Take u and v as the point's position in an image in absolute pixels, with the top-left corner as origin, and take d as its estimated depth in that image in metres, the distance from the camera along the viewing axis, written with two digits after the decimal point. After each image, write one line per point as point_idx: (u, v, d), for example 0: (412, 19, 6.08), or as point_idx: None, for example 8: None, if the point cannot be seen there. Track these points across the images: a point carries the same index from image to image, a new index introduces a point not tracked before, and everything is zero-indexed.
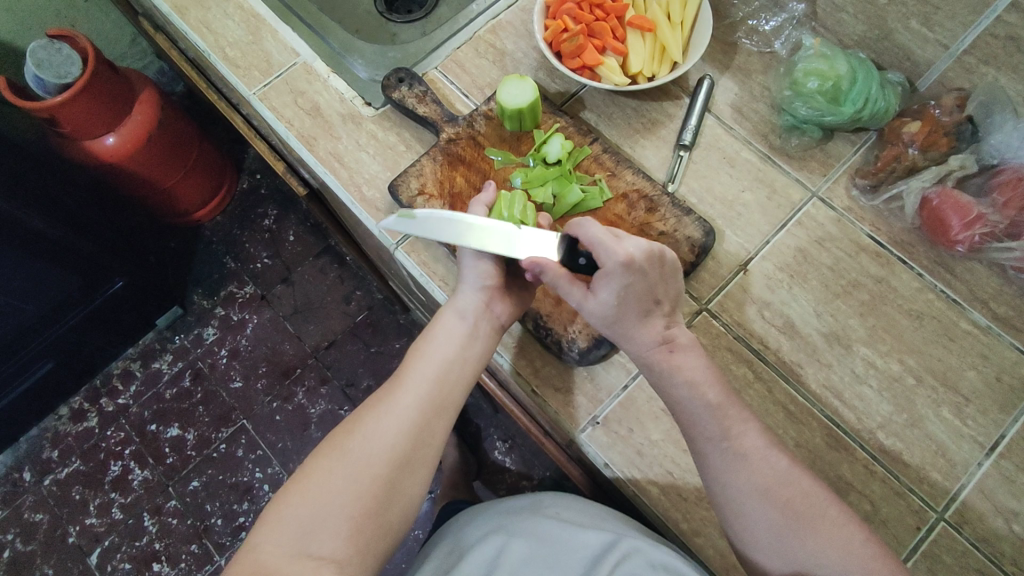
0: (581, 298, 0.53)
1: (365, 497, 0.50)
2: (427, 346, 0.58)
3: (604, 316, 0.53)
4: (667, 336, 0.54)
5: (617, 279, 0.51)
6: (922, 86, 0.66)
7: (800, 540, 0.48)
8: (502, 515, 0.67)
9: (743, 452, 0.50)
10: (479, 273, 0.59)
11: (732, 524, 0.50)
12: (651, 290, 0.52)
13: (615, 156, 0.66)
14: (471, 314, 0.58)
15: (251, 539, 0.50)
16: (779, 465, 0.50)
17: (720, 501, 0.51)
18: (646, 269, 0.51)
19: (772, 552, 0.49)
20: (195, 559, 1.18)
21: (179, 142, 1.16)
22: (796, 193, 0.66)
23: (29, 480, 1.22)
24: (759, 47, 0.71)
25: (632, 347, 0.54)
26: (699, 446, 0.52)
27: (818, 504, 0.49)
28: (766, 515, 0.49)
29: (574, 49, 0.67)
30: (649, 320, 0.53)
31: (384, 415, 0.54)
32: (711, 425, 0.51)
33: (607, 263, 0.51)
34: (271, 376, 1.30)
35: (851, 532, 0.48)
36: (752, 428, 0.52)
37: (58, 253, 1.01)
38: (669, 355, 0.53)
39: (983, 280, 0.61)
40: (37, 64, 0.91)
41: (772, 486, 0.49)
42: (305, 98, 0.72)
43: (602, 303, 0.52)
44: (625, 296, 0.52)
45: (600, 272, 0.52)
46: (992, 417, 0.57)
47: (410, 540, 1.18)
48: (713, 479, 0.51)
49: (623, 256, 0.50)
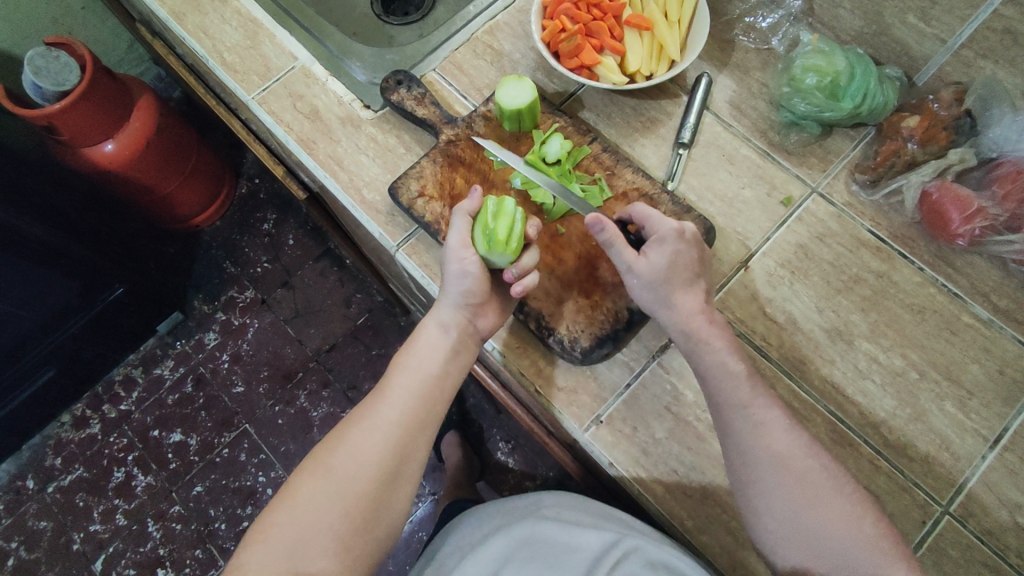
0: (633, 260, 0.55)
1: (352, 513, 0.50)
2: (409, 359, 0.57)
3: (653, 278, 0.54)
4: (704, 310, 0.55)
5: (671, 242, 0.54)
6: (920, 81, 0.66)
7: (813, 514, 0.48)
8: (500, 514, 0.67)
9: (766, 422, 0.51)
10: (461, 287, 0.58)
11: (745, 495, 0.50)
12: (694, 265, 0.56)
13: (615, 154, 0.66)
14: (454, 328, 0.58)
15: (238, 559, 0.49)
16: (799, 439, 0.50)
17: (737, 469, 0.51)
18: (693, 244, 0.55)
19: (785, 526, 0.48)
20: (199, 564, 1.18)
21: (178, 148, 1.16)
22: (796, 189, 0.66)
23: (32, 488, 1.22)
24: (756, 45, 0.71)
25: (673, 313, 0.55)
26: (722, 411, 0.52)
27: (834, 483, 0.49)
28: (782, 485, 0.49)
29: (572, 49, 0.67)
30: (691, 292, 0.55)
31: (368, 431, 0.53)
32: (737, 392, 0.52)
33: (661, 229, 0.55)
34: (272, 379, 1.30)
35: (863, 513, 0.48)
36: (775, 405, 0.52)
37: (57, 259, 1.00)
38: (707, 325, 0.55)
39: (984, 274, 0.61)
40: (34, 71, 0.91)
41: (791, 456, 0.49)
42: (303, 101, 0.72)
43: (652, 266, 0.54)
44: (674, 263, 0.55)
45: (652, 239, 0.55)
46: (995, 410, 0.57)
47: (414, 542, 1.18)
48: (735, 444, 0.51)
49: (676, 225, 0.55)
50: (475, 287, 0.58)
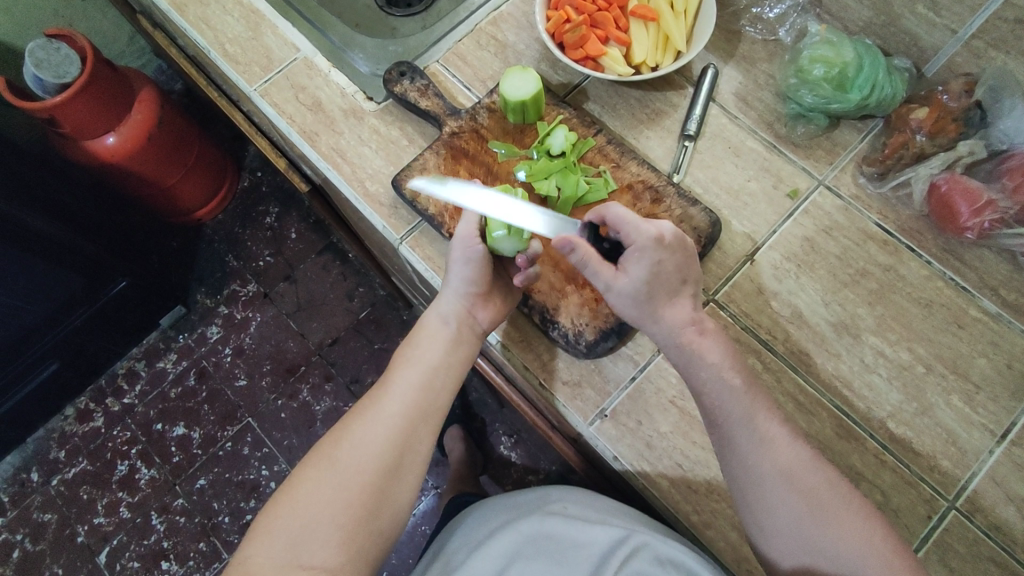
0: (611, 279, 0.53)
1: (355, 505, 0.50)
2: (412, 352, 0.58)
3: (636, 295, 0.53)
4: (693, 318, 0.54)
5: (650, 253, 0.52)
6: (929, 71, 0.65)
7: (823, 527, 0.47)
8: (505, 512, 0.66)
9: (768, 437, 0.50)
10: (461, 278, 0.58)
11: (752, 511, 0.50)
12: (677, 270, 0.54)
13: (620, 147, 0.65)
14: (454, 319, 0.59)
15: (243, 551, 0.49)
16: (802, 452, 0.50)
17: (742, 486, 0.50)
18: (675, 248, 0.53)
19: (794, 539, 0.48)
20: (203, 557, 1.18)
21: (180, 140, 1.15)
22: (802, 182, 0.66)
23: (37, 481, 1.23)
24: (763, 35, 0.71)
25: (660, 327, 0.54)
26: (721, 428, 0.51)
27: (841, 495, 0.48)
28: (789, 499, 0.48)
29: (577, 40, 0.66)
30: (677, 300, 0.54)
31: (370, 423, 0.53)
32: (736, 406, 0.51)
33: (638, 239, 0.52)
34: (275, 373, 1.30)
35: (873, 524, 0.47)
36: (774, 417, 0.51)
37: (59, 252, 1.00)
38: (698, 335, 0.54)
39: (993, 267, 0.60)
40: (35, 63, 0.91)
41: (796, 470, 0.49)
42: (306, 93, 0.72)
43: (633, 281, 0.53)
44: (656, 274, 0.53)
45: (630, 250, 0.53)
46: (1003, 404, 0.57)
47: (416, 535, 1.18)
48: (738, 460, 0.50)
49: (654, 233, 0.52)
50: (475, 277, 0.58)
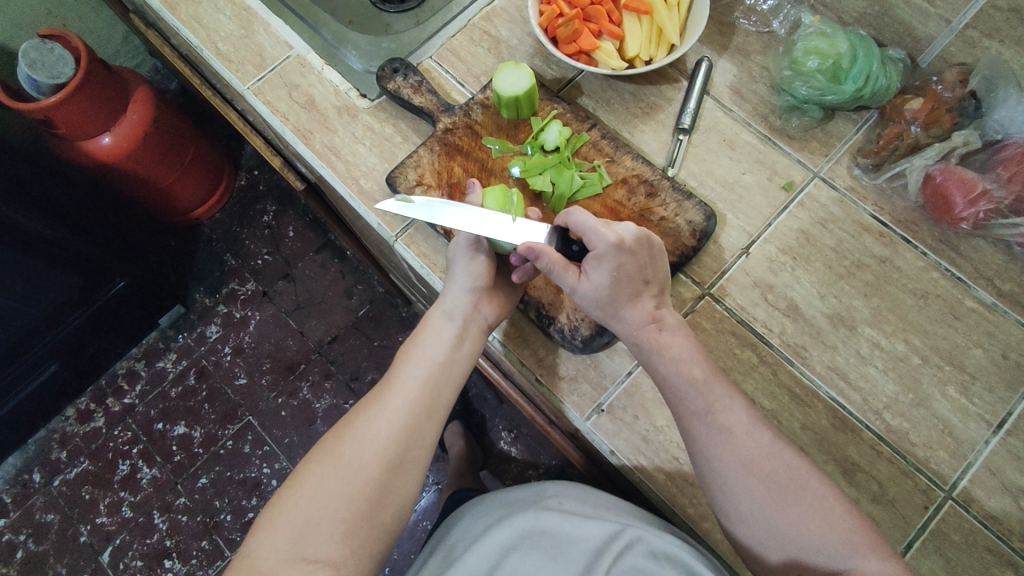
0: (575, 283, 0.53)
1: (358, 499, 0.50)
2: (416, 348, 0.58)
3: (597, 298, 0.53)
4: (655, 316, 0.54)
5: (609, 259, 0.51)
6: (924, 61, 0.65)
7: (782, 513, 0.47)
8: (502, 507, 0.66)
9: (727, 426, 0.50)
10: (468, 274, 0.59)
11: (716, 500, 0.50)
12: (640, 271, 0.53)
13: (615, 141, 0.65)
14: (459, 315, 0.58)
15: (245, 546, 0.49)
16: (763, 439, 0.50)
17: (705, 478, 0.50)
18: (636, 251, 0.52)
19: (757, 526, 0.48)
20: (206, 555, 1.19)
21: (175, 139, 1.15)
22: (797, 174, 0.66)
23: (39, 481, 1.23)
24: (758, 28, 0.70)
25: (621, 325, 0.53)
26: (684, 421, 0.51)
27: (800, 478, 0.48)
28: (749, 488, 0.48)
29: (570, 34, 0.66)
30: (639, 301, 0.53)
31: (375, 418, 0.53)
32: (696, 400, 0.51)
33: (599, 244, 0.51)
34: (275, 372, 1.30)
35: (833, 504, 0.47)
36: (742, 409, 0.51)
37: (58, 254, 1.01)
38: (658, 333, 0.53)
39: (988, 258, 0.60)
40: (29, 64, 0.90)
41: (755, 458, 0.49)
42: (299, 91, 0.72)
43: (595, 286, 0.52)
44: (618, 277, 0.52)
45: (591, 256, 0.52)
46: (999, 394, 0.57)
47: (417, 531, 1.19)
48: (700, 453, 0.50)
49: (613, 238, 0.51)
50: (482, 273, 0.59)
